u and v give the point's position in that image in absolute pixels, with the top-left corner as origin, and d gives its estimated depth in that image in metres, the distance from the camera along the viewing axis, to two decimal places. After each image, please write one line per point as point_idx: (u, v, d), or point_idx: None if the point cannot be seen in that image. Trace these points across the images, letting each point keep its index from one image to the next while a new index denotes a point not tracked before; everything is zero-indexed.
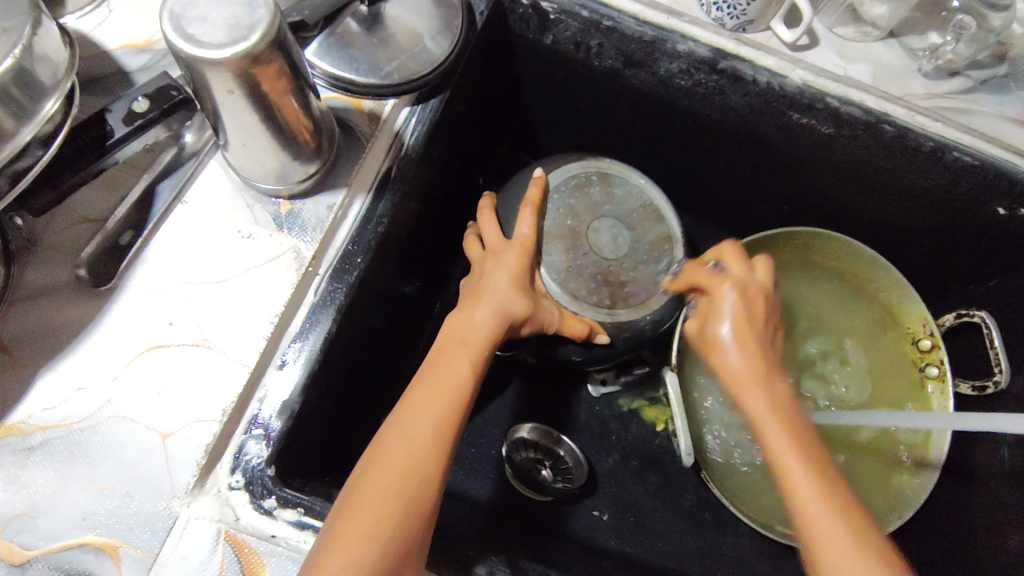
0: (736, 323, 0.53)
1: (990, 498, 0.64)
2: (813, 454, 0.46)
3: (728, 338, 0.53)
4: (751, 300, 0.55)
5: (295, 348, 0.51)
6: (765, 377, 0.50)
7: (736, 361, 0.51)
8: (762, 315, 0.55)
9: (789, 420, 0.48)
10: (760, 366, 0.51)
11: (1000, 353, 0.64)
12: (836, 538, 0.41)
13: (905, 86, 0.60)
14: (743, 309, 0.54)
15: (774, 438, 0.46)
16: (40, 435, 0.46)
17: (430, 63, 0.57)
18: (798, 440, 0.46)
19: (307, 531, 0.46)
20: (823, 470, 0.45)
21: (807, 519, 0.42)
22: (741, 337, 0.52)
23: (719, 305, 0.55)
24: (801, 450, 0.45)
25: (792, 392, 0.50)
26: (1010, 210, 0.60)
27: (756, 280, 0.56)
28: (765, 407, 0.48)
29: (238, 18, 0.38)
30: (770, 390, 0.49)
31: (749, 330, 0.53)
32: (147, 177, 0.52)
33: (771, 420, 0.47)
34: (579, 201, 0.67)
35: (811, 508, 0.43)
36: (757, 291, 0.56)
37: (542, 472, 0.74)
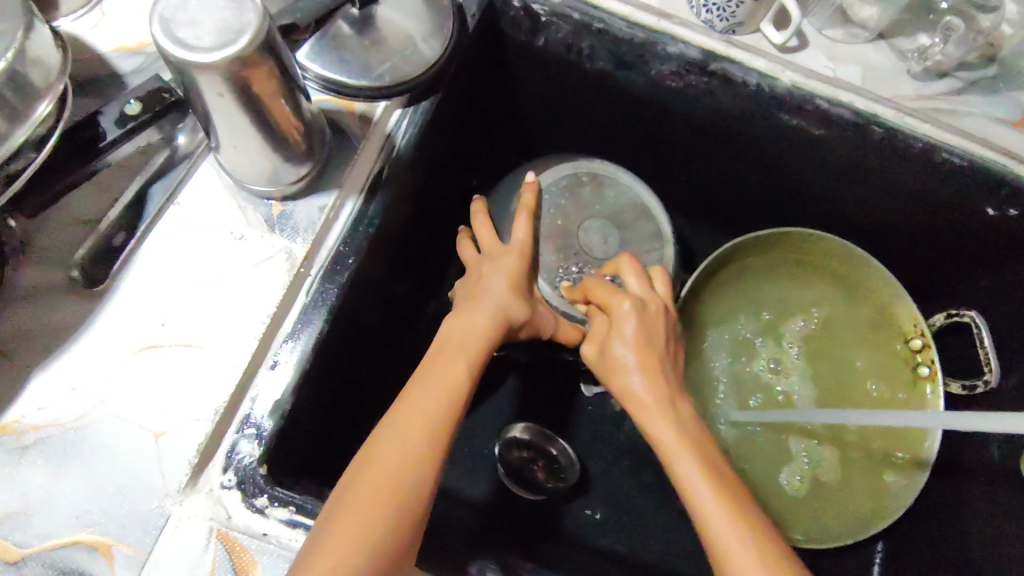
0: (639, 347, 0.53)
1: (981, 497, 0.64)
2: (728, 488, 0.44)
3: (630, 363, 0.52)
4: (651, 318, 0.55)
5: (287, 347, 0.51)
6: (668, 404, 0.50)
7: (638, 386, 0.51)
8: (662, 337, 0.55)
9: (702, 453, 0.47)
10: (661, 392, 0.50)
11: (989, 353, 0.64)
12: None
13: (894, 88, 0.60)
14: (646, 328, 0.54)
15: (684, 469, 0.45)
16: (34, 434, 0.47)
17: (421, 66, 0.57)
18: (715, 479, 0.44)
19: (298, 530, 0.47)
20: (739, 501, 0.43)
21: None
22: (642, 358, 0.52)
23: (623, 325, 0.54)
24: (716, 482, 0.44)
25: (695, 414, 0.51)
26: (999, 211, 0.60)
27: (656, 301, 0.57)
28: (672, 436, 0.47)
29: (227, 21, 0.39)
30: (672, 416, 0.49)
31: (649, 352, 0.53)
32: (140, 178, 0.52)
33: (681, 450, 0.46)
34: (569, 201, 0.68)
35: (749, 574, 0.39)
36: (657, 314, 0.56)
37: (535, 471, 0.76)
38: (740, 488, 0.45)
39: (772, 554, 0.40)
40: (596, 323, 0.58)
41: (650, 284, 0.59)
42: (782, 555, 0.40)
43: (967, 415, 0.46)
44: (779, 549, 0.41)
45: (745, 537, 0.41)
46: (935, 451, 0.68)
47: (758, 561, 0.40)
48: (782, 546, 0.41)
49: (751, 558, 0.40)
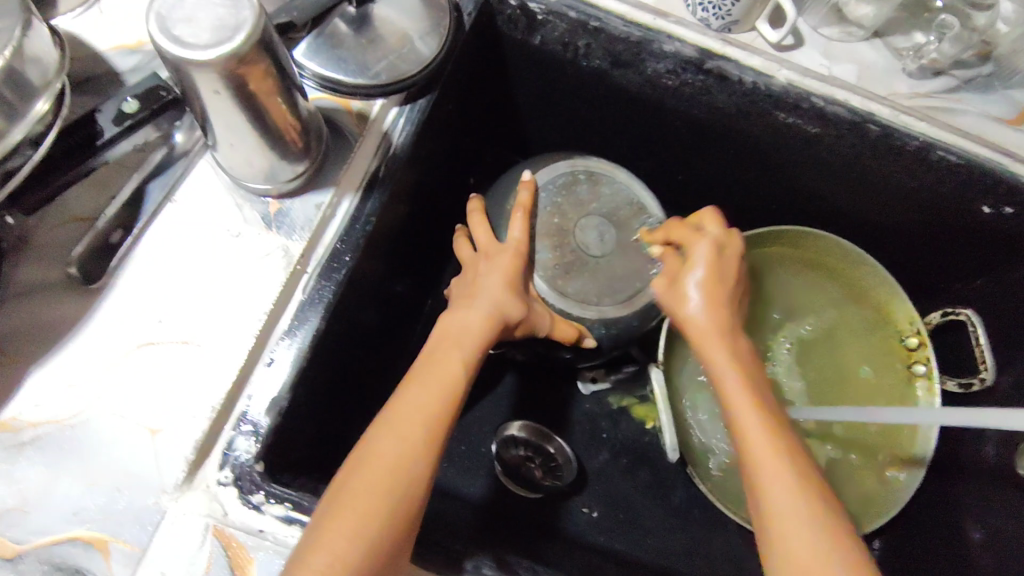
0: (706, 279, 0.55)
1: (977, 495, 0.64)
2: (771, 411, 0.49)
3: (693, 296, 0.56)
4: (725, 260, 0.58)
5: (283, 345, 0.52)
6: (725, 332, 0.54)
7: (698, 312, 0.55)
8: (731, 276, 0.57)
9: (749, 378, 0.51)
10: (721, 321, 0.54)
11: (986, 352, 0.65)
12: (783, 484, 0.43)
13: (890, 86, 0.60)
14: (718, 266, 0.56)
15: (728, 384, 0.50)
16: (31, 431, 0.47)
17: (418, 63, 0.57)
18: (760, 404, 0.49)
19: (295, 526, 0.47)
20: (779, 424, 0.48)
21: (762, 478, 0.44)
22: (708, 290, 0.55)
23: (694, 258, 0.57)
24: (758, 403, 0.49)
25: (750, 349, 0.55)
26: (995, 209, 0.60)
27: (732, 244, 0.59)
28: (725, 357, 0.52)
29: (223, 19, 0.39)
30: (730, 342, 0.54)
31: (717, 287, 0.56)
32: (137, 177, 0.52)
33: (731, 370, 0.51)
34: (566, 199, 0.68)
35: (776, 480, 0.44)
36: (733, 255, 0.58)
37: (531, 469, 0.75)
38: (779, 414, 0.49)
39: (796, 465, 0.45)
40: (668, 257, 0.61)
41: (731, 229, 0.59)
42: (807, 472, 0.44)
43: (960, 410, 0.46)
44: (808, 468, 0.45)
45: (775, 449, 0.45)
46: (931, 448, 0.67)
47: (787, 471, 0.44)
48: (807, 463, 0.45)
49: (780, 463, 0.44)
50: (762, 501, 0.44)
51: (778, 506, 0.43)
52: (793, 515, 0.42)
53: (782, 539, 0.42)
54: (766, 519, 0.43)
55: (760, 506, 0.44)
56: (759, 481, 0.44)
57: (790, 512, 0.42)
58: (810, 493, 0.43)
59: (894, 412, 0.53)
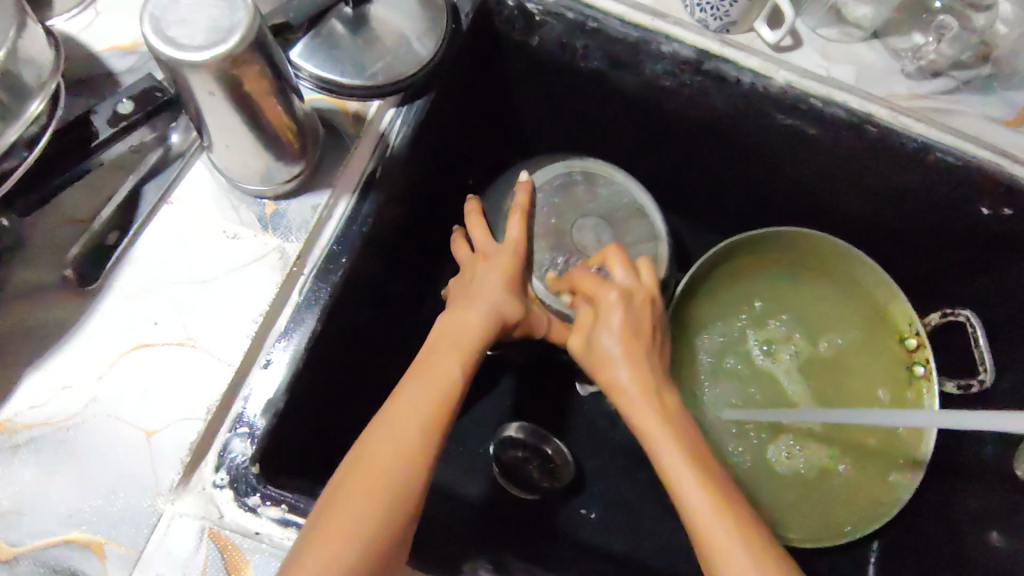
0: (625, 338, 0.52)
1: (975, 497, 0.64)
2: (708, 476, 0.44)
3: (617, 356, 0.52)
4: (638, 309, 0.55)
5: (280, 346, 0.51)
6: (653, 394, 0.50)
7: (626, 377, 0.51)
8: (648, 327, 0.55)
9: (683, 439, 0.47)
10: (647, 382, 0.50)
11: (986, 353, 0.64)
12: (738, 565, 0.40)
13: (888, 87, 0.60)
14: (631, 320, 0.54)
15: (663, 455, 0.46)
16: (26, 432, 0.47)
17: (416, 65, 0.57)
18: (698, 471, 0.45)
19: (290, 529, 0.47)
20: (720, 489, 0.44)
21: (715, 563, 0.41)
22: (627, 350, 0.52)
23: (609, 317, 0.54)
24: (697, 470, 0.45)
25: (680, 402, 0.51)
26: (993, 210, 0.60)
27: (642, 289, 0.56)
28: (657, 423, 0.48)
29: (218, 20, 0.39)
30: (658, 403, 0.49)
31: (636, 344, 0.52)
32: (133, 178, 0.52)
33: (662, 436, 0.47)
34: (564, 199, 0.69)
35: (731, 564, 0.40)
36: (646, 301, 0.56)
37: (530, 471, 0.75)
38: (720, 476, 0.46)
39: (745, 539, 0.41)
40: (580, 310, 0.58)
41: (638, 272, 0.58)
42: (759, 540, 0.41)
43: (960, 413, 0.45)
44: (760, 534, 0.42)
45: (724, 523, 0.42)
46: (930, 451, 0.67)
47: (739, 546, 0.41)
48: (759, 530, 0.42)
49: (730, 544, 0.41)
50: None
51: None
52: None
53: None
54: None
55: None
56: (712, 565, 0.41)
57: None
58: (766, 569, 0.40)
59: (896, 414, 0.52)
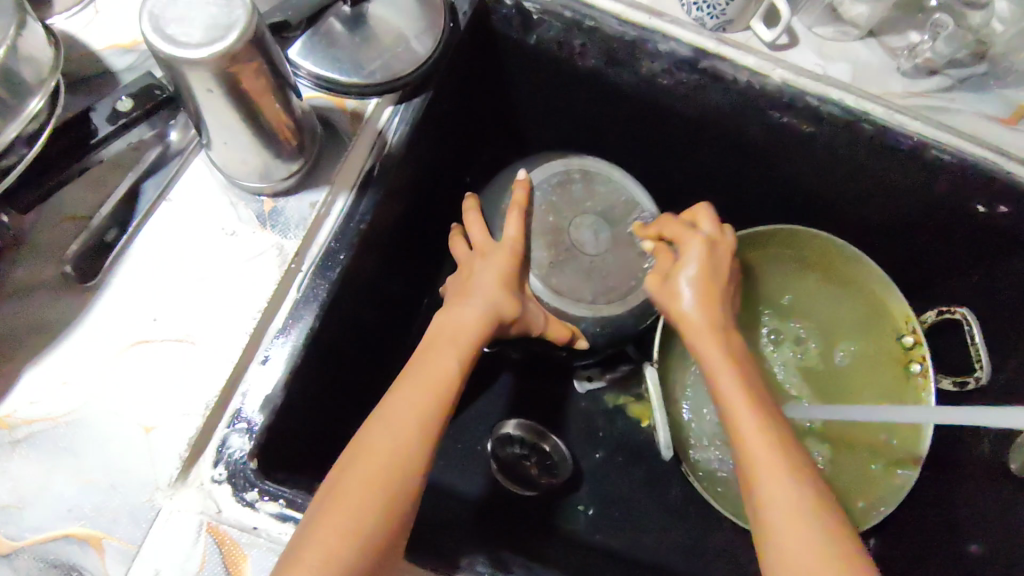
0: (699, 282, 0.55)
1: (971, 493, 0.64)
2: (767, 412, 0.48)
3: (689, 294, 0.55)
4: (716, 259, 0.57)
5: (278, 342, 0.52)
6: (721, 334, 0.53)
7: (696, 315, 0.54)
8: (726, 275, 0.57)
9: (744, 375, 0.51)
10: (716, 322, 0.54)
11: (982, 350, 0.64)
12: (784, 486, 0.43)
13: (883, 85, 0.60)
14: (710, 267, 0.56)
15: (725, 385, 0.50)
16: (26, 428, 0.47)
17: (413, 63, 0.58)
18: (755, 404, 0.48)
19: (288, 523, 0.47)
20: (777, 425, 0.48)
21: (762, 476, 0.44)
22: (703, 291, 0.55)
23: (685, 262, 0.57)
24: (753, 405, 0.48)
25: (744, 348, 0.54)
26: (989, 207, 0.60)
27: (725, 242, 0.59)
28: (720, 358, 0.52)
29: (216, 18, 0.39)
30: (724, 343, 0.53)
31: (711, 290, 0.55)
32: (133, 175, 0.53)
33: (725, 369, 0.51)
34: (561, 197, 0.68)
35: (771, 474, 0.44)
36: (724, 253, 0.58)
37: (528, 468, 0.77)
38: (776, 415, 0.49)
39: (795, 466, 0.45)
40: (658, 255, 0.61)
41: (723, 227, 0.60)
42: (807, 473, 0.45)
43: (955, 409, 0.46)
44: (804, 461, 0.45)
45: (776, 449, 0.45)
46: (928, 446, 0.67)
47: (784, 470, 0.44)
48: (806, 464, 0.45)
49: (781, 466, 0.44)
50: (760, 496, 0.44)
51: (779, 509, 0.43)
52: (792, 513, 0.42)
53: (776, 533, 0.42)
54: (761, 511, 0.44)
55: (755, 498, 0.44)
56: (755, 476, 0.45)
57: (787, 509, 0.43)
58: (811, 494, 0.43)
59: (894, 411, 0.53)
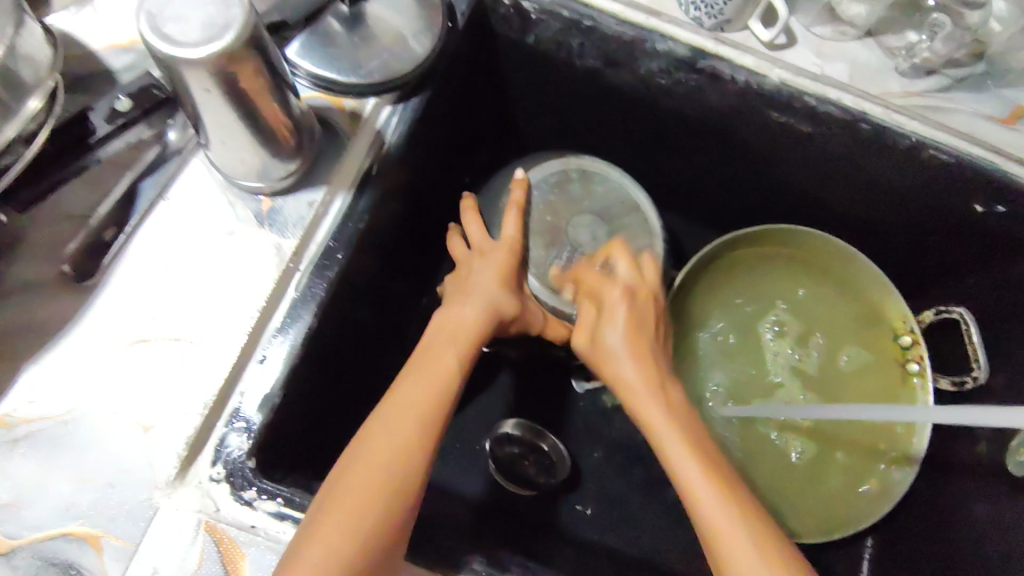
0: (629, 333, 0.55)
1: (969, 492, 0.64)
2: (711, 462, 0.47)
3: (622, 350, 0.54)
4: (642, 305, 0.58)
5: (277, 342, 0.52)
6: (659, 387, 0.52)
7: (629, 372, 0.53)
8: (654, 320, 0.58)
9: (684, 427, 0.49)
10: (651, 374, 0.52)
11: (978, 351, 0.65)
12: (738, 542, 0.42)
13: (882, 85, 0.60)
14: (636, 317, 0.56)
15: (668, 441, 0.48)
16: (25, 427, 0.47)
17: (412, 62, 0.58)
18: (698, 455, 0.47)
19: (286, 522, 0.47)
20: (724, 477, 0.46)
21: (719, 537, 0.42)
22: (633, 343, 0.54)
23: (613, 313, 0.56)
24: (700, 457, 0.47)
25: (682, 396, 0.53)
26: (987, 207, 0.60)
27: (646, 286, 0.60)
28: (659, 414, 0.50)
29: (213, 17, 0.39)
30: (661, 395, 0.51)
31: (640, 340, 0.55)
32: (130, 174, 0.52)
33: (665, 424, 0.49)
34: (559, 196, 0.69)
35: (738, 551, 0.41)
36: (647, 299, 0.59)
37: (525, 466, 0.76)
38: (722, 462, 0.48)
39: (746, 515, 0.43)
40: (582, 305, 0.60)
41: (641, 269, 0.61)
42: (758, 521, 0.43)
43: (956, 407, 0.45)
44: (764, 527, 0.43)
45: (726, 502, 0.44)
46: (925, 445, 0.68)
47: (748, 539, 0.42)
48: (760, 513, 0.44)
49: (732, 519, 0.43)
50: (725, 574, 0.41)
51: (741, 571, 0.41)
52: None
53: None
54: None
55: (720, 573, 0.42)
56: (719, 552, 0.42)
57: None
58: (767, 545, 0.42)
59: (893, 409, 0.52)
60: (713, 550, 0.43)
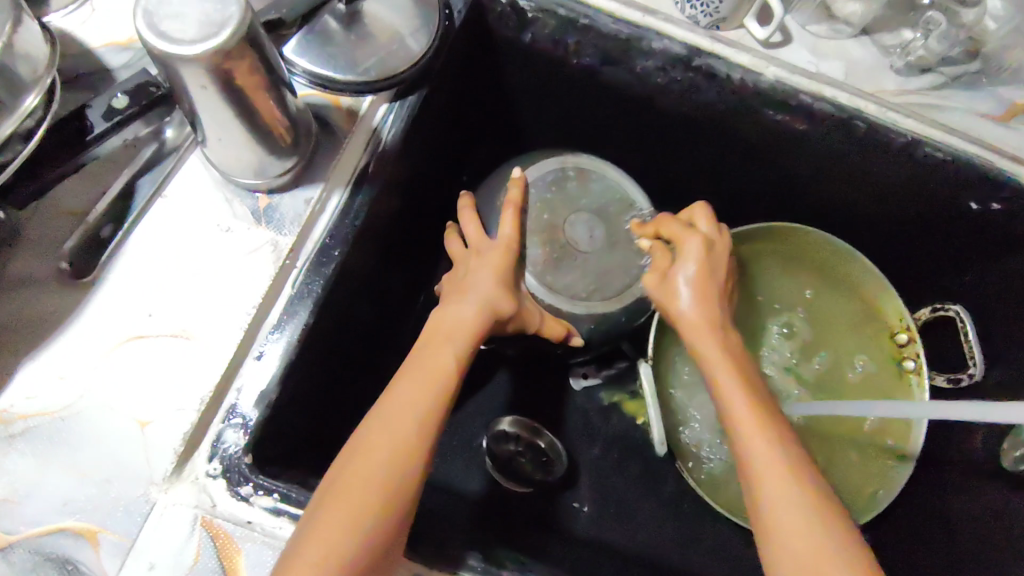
0: (696, 279, 0.58)
1: (965, 489, 0.65)
2: (760, 400, 0.50)
3: (692, 294, 0.57)
4: (714, 257, 0.60)
5: (273, 339, 0.52)
6: (715, 329, 0.56)
7: (691, 311, 0.57)
8: (721, 274, 0.60)
9: (738, 366, 0.54)
10: (711, 318, 0.56)
11: (974, 346, 0.64)
12: (775, 468, 0.45)
13: (877, 83, 0.61)
14: (706, 265, 0.58)
15: (718, 374, 0.53)
16: (22, 422, 0.48)
17: (408, 60, 0.58)
18: (747, 390, 0.51)
19: (282, 517, 0.47)
20: (769, 415, 0.49)
21: (756, 462, 0.46)
22: (699, 289, 0.57)
23: (685, 260, 0.59)
24: (748, 392, 0.51)
25: (739, 343, 0.57)
26: (982, 205, 0.61)
27: (721, 241, 0.61)
28: (715, 352, 0.54)
29: (209, 14, 0.39)
30: (719, 337, 0.55)
31: (705, 289, 0.57)
32: (128, 172, 0.54)
33: (719, 363, 0.53)
34: (556, 195, 0.68)
35: (777, 484, 0.44)
36: (721, 254, 0.60)
37: (521, 463, 0.76)
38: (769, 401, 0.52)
39: (782, 448, 0.46)
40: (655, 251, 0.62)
41: (719, 228, 0.62)
42: (795, 458, 0.46)
43: (952, 405, 0.45)
44: (805, 469, 0.45)
45: (766, 435, 0.47)
46: (920, 444, 0.68)
47: (786, 473, 0.45)
48: (797, 452, 0.47)
49: (770, 449, 0.46)
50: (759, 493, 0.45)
51: (770, 498, 0.44)
52: (797, 516, 0.42)
53: (778, 534, 0.43)
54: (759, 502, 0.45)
55: (755, 496, 0.45)
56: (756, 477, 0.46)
57: (790, 510, 0.43)
58: (800, 479, 0.45)
59: (892, 407, 0.52)
60: (746, 472, 0.47)
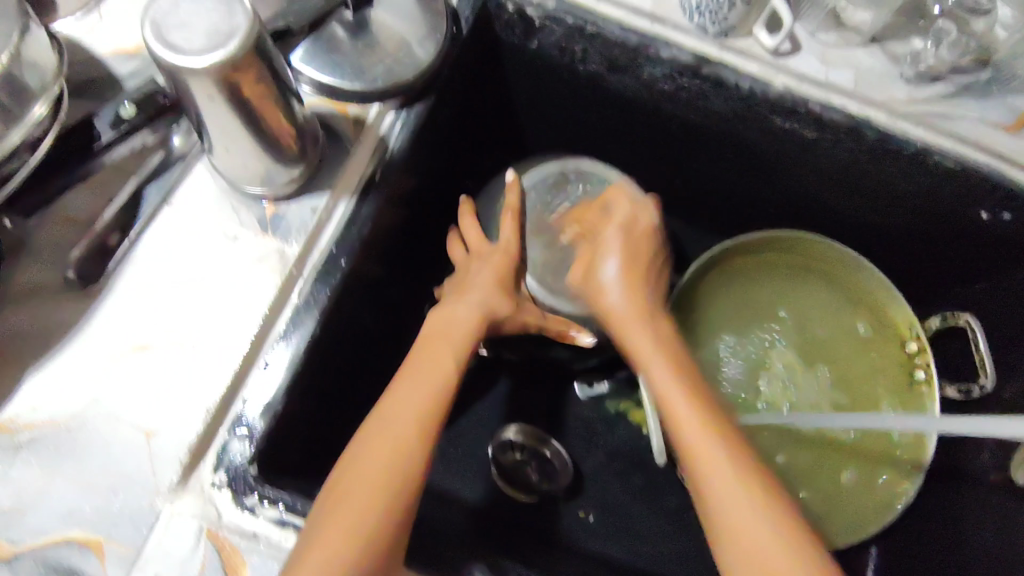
0: (620, 265, 0.61)
1: (978, 503, 0.64)
2: (683, 376, 0.52)
3: (612, 284, 0.60)
4: (636, 240, 0.63)
5: (280, 347, 0.51)
6: (646, 317, 0.58)
7: (619, 301, 0.59)
8: (643, 255, 0.63)
9: (667, 351, 0.55)
10: (640, 307, 0.58)
11: (987, 359, 0.63)
12: (696, 437, 0.47)
13: (886, 92, 0.60)
14: (626, 251, 0.62)
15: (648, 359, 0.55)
16: (28, 432, 0.47)
17: (414, 67, 0.58)
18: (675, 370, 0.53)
19: (288, 529, 0.47)
20: (697, 391, 0.51)
21: (686, 440, 0.48)
22: (622, 277, 0.60)
23: (607, 246, 0.62)
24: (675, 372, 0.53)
25: (672, 331, 0.58)
26: (992, 214, 0.60)
27: (641, 227, 0.64)
28: (647, 340, 0.56)
29: (217, 25, 0.39)
30: (649, 325, 0.57)
31: (632, 274, 0.61)
32: (135, 179, 0.53)
33: (650, 350, 0.55)
34: (556, 199, 0.69)
35: (700, 448, 0.46)
36: (642, 237, 0.64)
37: (529, 473, 0.77)
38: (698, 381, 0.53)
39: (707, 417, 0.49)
40: (581, 247, 0.66)
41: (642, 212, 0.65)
42: (723, 430, 0.48)
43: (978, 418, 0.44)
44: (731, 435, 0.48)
45: (693, 408, 0.49)
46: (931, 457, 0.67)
47: (715, 447, 0.46)
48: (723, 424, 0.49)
49: (699, 423, 0.48)
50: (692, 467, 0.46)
51: (707, 473, 0.46)
52: (720, 478, 0.45)
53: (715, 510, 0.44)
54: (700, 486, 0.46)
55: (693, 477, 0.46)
56: (687, 449, 0.47)
57: (717, 472, 0.45)
58: (727, 446, 0.47)
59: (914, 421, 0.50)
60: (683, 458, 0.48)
